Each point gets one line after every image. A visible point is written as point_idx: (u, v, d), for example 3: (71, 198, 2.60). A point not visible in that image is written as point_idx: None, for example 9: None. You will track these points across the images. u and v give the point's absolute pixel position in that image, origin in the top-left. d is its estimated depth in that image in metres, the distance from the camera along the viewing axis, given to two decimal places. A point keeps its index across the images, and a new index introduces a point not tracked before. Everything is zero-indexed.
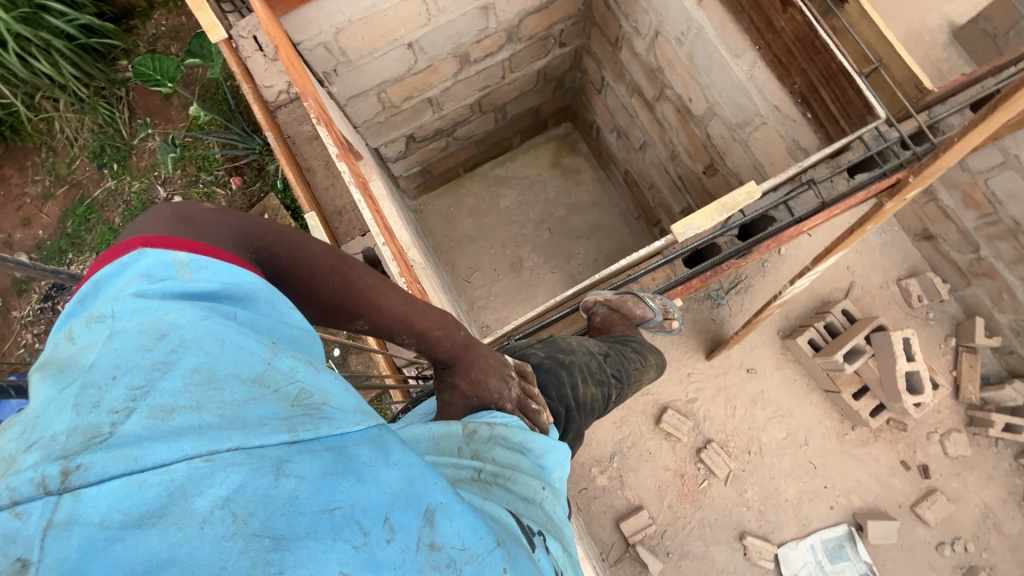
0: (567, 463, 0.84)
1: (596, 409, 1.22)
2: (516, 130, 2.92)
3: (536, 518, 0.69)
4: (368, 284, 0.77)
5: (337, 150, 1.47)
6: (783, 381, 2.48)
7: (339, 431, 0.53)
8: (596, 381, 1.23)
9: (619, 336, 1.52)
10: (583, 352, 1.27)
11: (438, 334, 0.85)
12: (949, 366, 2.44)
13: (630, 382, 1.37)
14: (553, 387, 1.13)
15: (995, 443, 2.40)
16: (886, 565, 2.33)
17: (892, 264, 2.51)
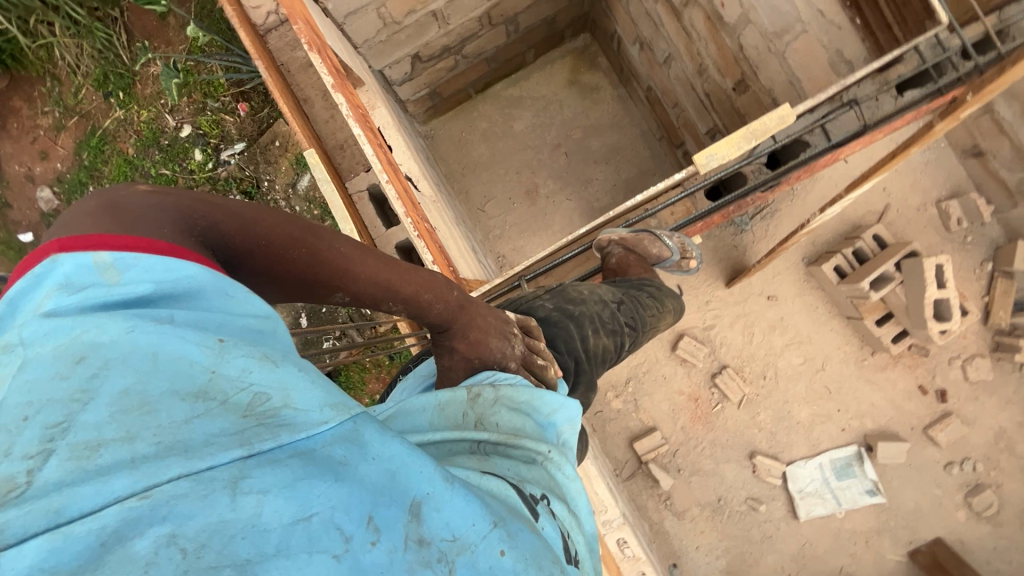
0: (577, 417, 0.85)
1: (607, 359, 1.23)
2: (531, 43, 2.70)
3: (539, 481, 0.71)
4: (340, 252, 0.75)
5: (331, 80, 1.38)
6: (805, 309, 2.44)
7: (302, 435, 0.53)
8: (607, 331, 1.22)
9: (633, 279, 1.49)
10: (595, 302, 1.24)
11: (428, 297, 0.84)
12: (981, 292, 2.35)
13: (647, 328, 1.37)
14: (562, 339, 1.12)
15: (1022, 370, 2.35)
16: (892, 483, 2.41)
17: (932, 185, 2.35)
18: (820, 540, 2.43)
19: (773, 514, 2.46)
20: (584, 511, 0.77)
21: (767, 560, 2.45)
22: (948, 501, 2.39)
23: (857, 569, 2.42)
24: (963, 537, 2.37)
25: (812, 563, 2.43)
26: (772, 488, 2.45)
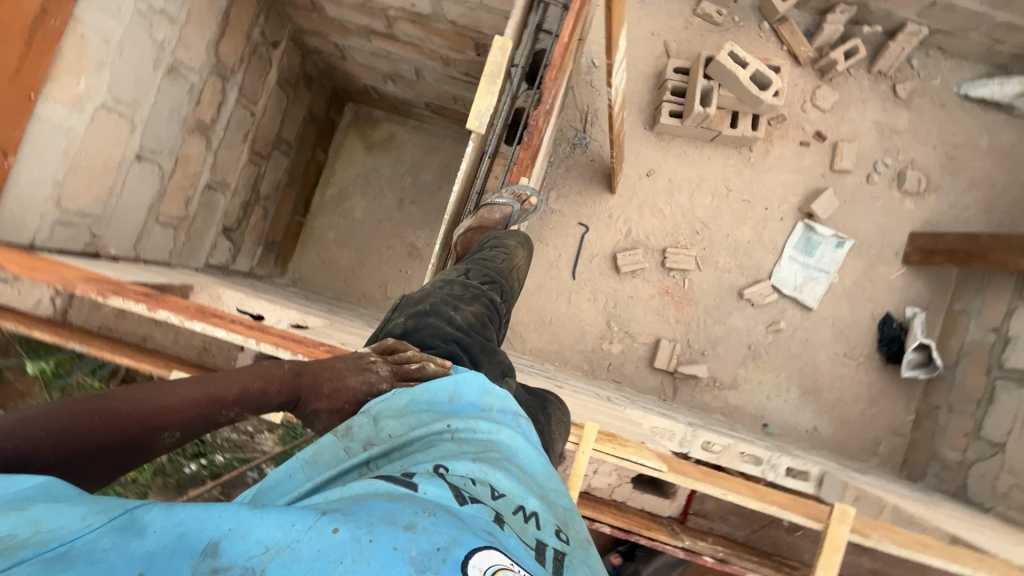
0: (492, 386, 0.84)
1: (488, 323, 1.10)
2: (311, 146, 2.71)
3: (433, 455, 0.67)
4: (145, 397, 0.71)
5: (144, 305, 1.28)
6: (678, 160, 2.67)
7: (58, 545, 0.42)
8: (467, 299, 1.10)
9: (488, 243, 1.24)
10: (439, 285, 1.13)
11: (261, 384, 0.83)
12: (778, 45, 2.66)
13: (512, 275, 1.23)
14: (434, 331, 0.99)
15: (848, 74, 2.68)
16: (845, 224, 2.68)
17: (681, 2, 2.67)
18: (842, 310, 2.67)
19: (794, 322, 2.67)
20: (510, 455, 0.73)
21: (821, 354, 2.67)
22: (892, 202, 2.68)
23: (881, 305, 2.67)
24: (918, 219, 2.68)
25: (851, 329, 2.67)
26: (775, 303, 2.67)
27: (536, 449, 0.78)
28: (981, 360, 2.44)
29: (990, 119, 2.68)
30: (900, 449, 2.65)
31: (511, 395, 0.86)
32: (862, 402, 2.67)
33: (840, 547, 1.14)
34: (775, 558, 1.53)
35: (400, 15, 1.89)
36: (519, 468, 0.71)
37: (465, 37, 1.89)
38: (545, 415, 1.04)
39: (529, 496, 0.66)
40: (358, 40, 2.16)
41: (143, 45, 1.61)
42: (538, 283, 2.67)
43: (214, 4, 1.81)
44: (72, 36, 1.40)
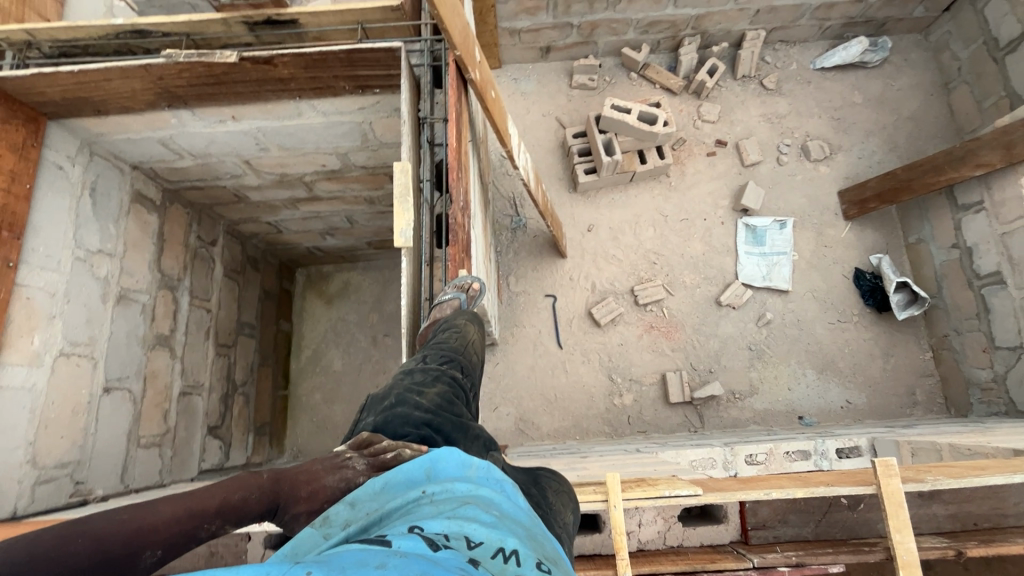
0: (467, 458, 0.79)
1: (455, 399, 1.09)
2: (274, 319, 2.76)
3: (410, 519, 0.65)
4: (121, 518, 0.70)
5: None
6: (610, 207, 2.84)
7: None
8: (429, 382, 1.09)
9: (440, 327, 1.25)
10: (398, 378, 1.11)
11: (238, 494, 0.80)
12: (651, 86, 3.00)
13: (468, 350, 1.24)
14: (406, 419, 0.98)
15: (719, 86, 3.01)
16: (779, 206, 2.84)
17: (557, 83, 3.02)
18: (815, 281, 2.74)
19: (779, 309, 2.71)
20: (491, 507, 0.70)
21: (818, 328, 2.68)
22: (808, 173, 2.88)
23: (847, 263, 2.76)
24: (838, 178, 2.87)
25: (832, 294, 2.72)
26: (753, 298, 2.72)
27: (517, 509, 0.75)
28: (960, 276, 2.52)
29: (852, 79, 3.00)
30: (936, 390, 2.61)
31: (492, 464, 0.81)
32: (878, 358, 2.65)
33: (901, 504, 1.08)
34: (851, 543, 1.44)
35: (316, 178, 2.06)
36: (499, 516, 0.68)
37: (379, 175, 2.06)
38: (540, 488, 1.02)
39: (507, 538, 0.62)
40: (288, 211, 2.32)
41: (88, 286, 1.70)
42: (530, 365, 2.66)
43: (147, 227, 1.94)
44: (19, 302, 1.47)
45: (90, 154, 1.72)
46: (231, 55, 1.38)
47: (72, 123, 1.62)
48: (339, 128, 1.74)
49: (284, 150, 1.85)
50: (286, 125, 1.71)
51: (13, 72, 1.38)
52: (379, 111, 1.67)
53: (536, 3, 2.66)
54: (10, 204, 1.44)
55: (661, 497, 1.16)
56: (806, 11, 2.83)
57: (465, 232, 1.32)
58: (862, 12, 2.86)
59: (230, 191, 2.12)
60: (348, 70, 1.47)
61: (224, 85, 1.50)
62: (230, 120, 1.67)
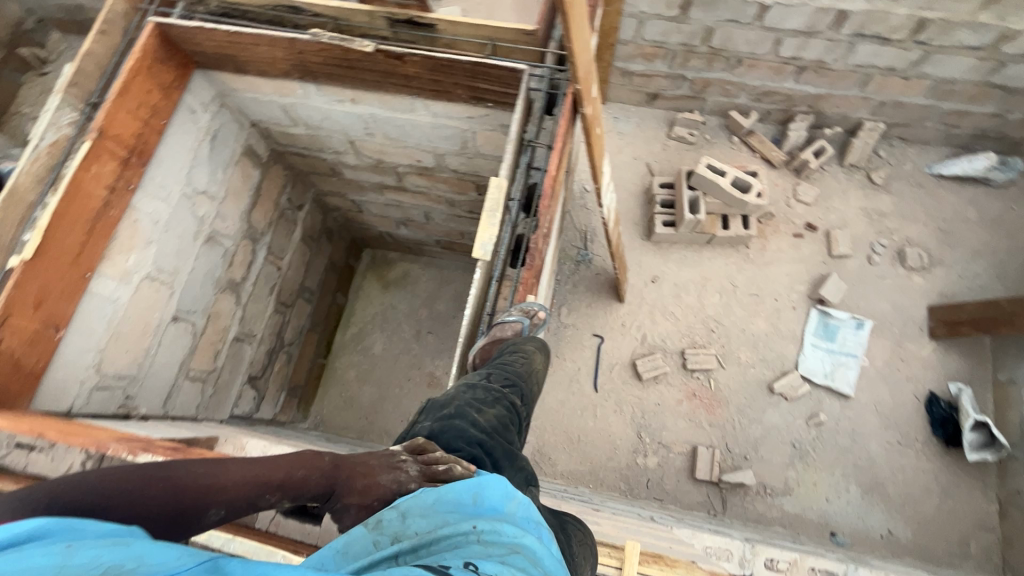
0: (513, 491, 0.84)
1: (511, 427, 1.15)
2: (332, 291, 2.87)
3: (461, 553, 0.70)
4: (201, 472, 0.80)
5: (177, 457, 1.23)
6: (680, 264, 2.78)
7: None
8: (489, 402, 1.15)
9: (507, 350, 1.30)
10: (462, 389, 1.17)
11: (300, 472, 0.88)
12: (751, 154, 2.93)
13: (530, 379, 1.29)
14: (461, 434, 1.04)
15: (823, 170, 2.90)
16: (860, 305, 2.68)
17: (656, 130, 3.02)
18: (882, 394, 2.55)
19: (835, 413, 2.53)
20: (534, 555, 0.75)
21: (873, 444, 2.49)
22: (900, 279, 2.71)
23: (922, 385, 2.55)
24: (932, 292, 2.68)
25: (898, 413, 2.52)
26: (809, 394, 2.56)
27: (555, 559, 0.79)
28: None
29: (971, 193, 2.82)
30: (996, 548, 2.34)
31: (534, 503, 0.86)
32: (934, 495, 2.42)
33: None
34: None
35: (408, 170, 2.14)
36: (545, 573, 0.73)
37: (467, 182, 2.12)
38: (565, 535, 1.00)
39: None
40: (373, 194, 2.42)
41: (187, 222, 1.83)
42: (562, 399, 2.62)
43: (248, 181, 2.08)
44: (128, 221, 1.61)
45: (221, 105, 1.87)
46: (369, 45, 1.48)
47: (214, 75, 1.77)
48: (444, 130, 1.81)
49: (387, 139, 1.94)
50: (396, 117, 1.79)
51: (180, 21, 1.53)
52: (485, 123, 1.73)
53: (655, 50, 2.67)
54: (145, 135, 1.59)
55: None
56: (935, 114, 2.69)
57: (542, 257, 1.31)
58: (998, 127, 2.68)
59: (328, 165, 2.24)
60: (469, 81, 1.53)
61: (352, 69, 1.60)
62: (348, 102, 1.77)
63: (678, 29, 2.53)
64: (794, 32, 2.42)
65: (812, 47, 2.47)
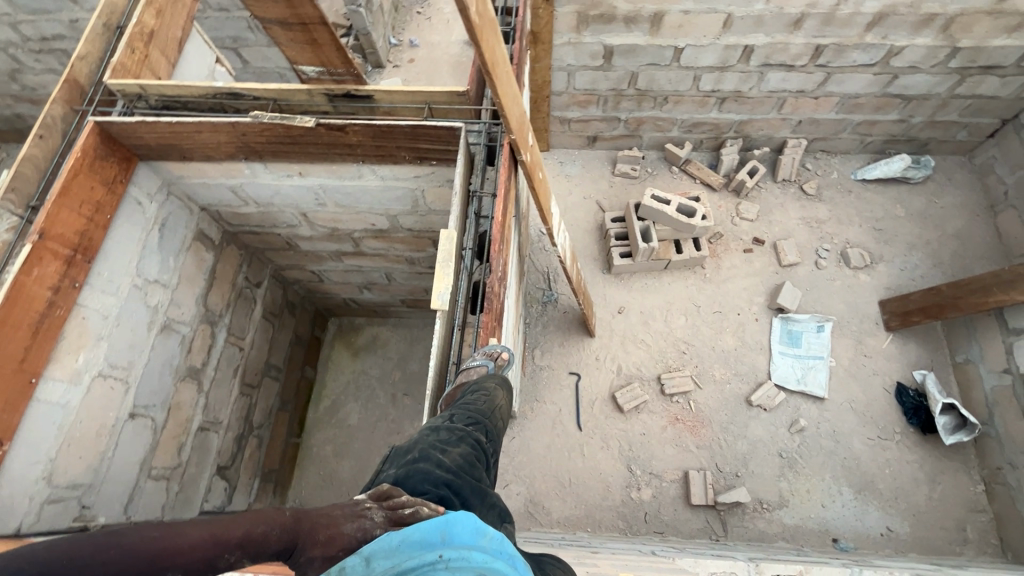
0: (484, 523, 0.81)
1: (477, 464, 1.11)
2: (300, 365, 2.79)
3: None
4: (148, 534, 0.64)
5: None
6: (642, 292, 2.85)
7: None
8: (454, 441, 1.11)
9: (468, 389, 1.25)
10: (423, 433, 1.13)
11: (262, 530, 0.73)
12: (692, 180, 3.11)
13: (494, 416, 1.26)
14: (426, 476, 0.99)
15: (760, 187, 3.09)
16: (817, 308, 2.79)
17: (600, 169, 3.17)
18: (854, 391, 2.62)
19: (814, 417, 2.57)
20: None
21: (856, 442, 2.52)
22: (848, 279, 2.85)
23: (889, 377, 2.64)
24: (879, 287, 2.82)
25: (872, 408, 2.58)
26: (786, 402, 2.60)
27: None
28: (1013, 406, 2.37)
29: (894, 193, 3.04)
30: (990, 529, 2.37)
31: (505, 537, 0.83)
32: (923, 484, 2.45)
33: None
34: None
35: (364, 235, 2.17)
36: None
37: (423, 239, 2.16)
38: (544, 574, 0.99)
39: None
40: (332, 262, 2.42)
41: (138, 313, 1.79)
42: (548, 444, 2.57)
43: (202, 264, 2.06)
44: (75, 320, 1.56)
45: (168, 193, 1.88)
46: (310, 121, 1.55)
47: (159, 165, 1.79)
48: (394, 192, 1.86)
49: (339, 207, 1.98)
50: (346, 185, 1.84)
51: (121, 118, 1.57)
52: (432, 181, 1.79)
53: (588, 97, 2.86)
54: (89, 231, 1.57)
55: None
56: (848, 126, 2.94)
57: (500, 301, 1.34)
58: (904, 131, 2.95)
59: (283, 239, 2.25)
60: (411, 143, 1.60)
61: (296, 144, 1.65)
62: (296, 175, 1.81)
63: (605, 76, 2.72)
64: (710, 68, 2.63)
65: (728, 79, 2.69)
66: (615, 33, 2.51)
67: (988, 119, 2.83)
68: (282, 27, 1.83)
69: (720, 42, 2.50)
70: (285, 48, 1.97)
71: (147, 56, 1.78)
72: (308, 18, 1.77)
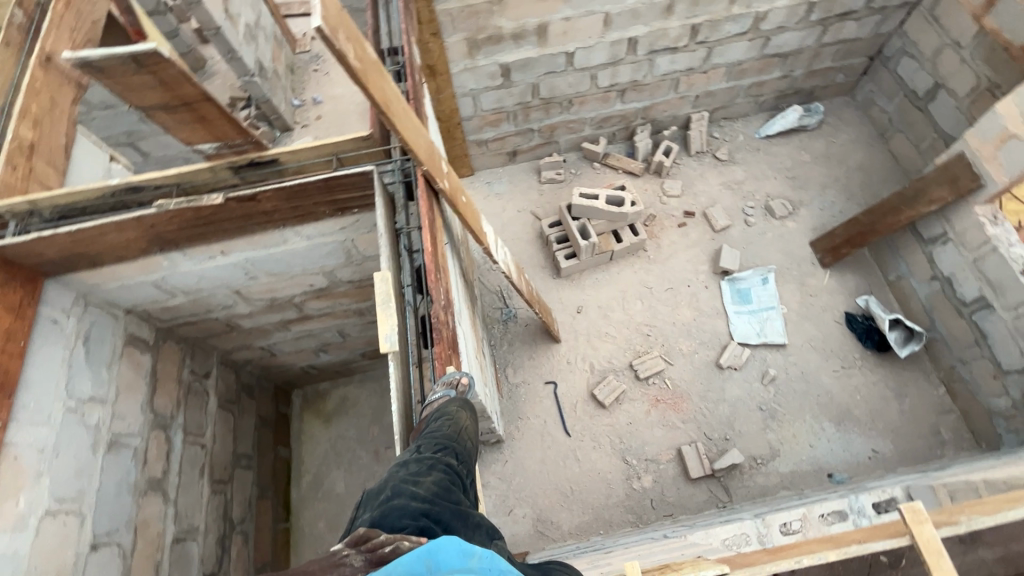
0: (468, 545, 0.80)
1: (453, 486, 1.12)
2: (271, 447, 2.67)
3: None
4: None
5: None
6: (595, 287, 2.92)
7: None
8: (424, 471, 1.10)
9: (433, 419, 1.23)
10: (393, 471, 1.12)
11: None
12: (614, 172, 3.23)
13: (463, 438, 1.24)
14: (403, 511, 0.99)
15: (677, 164, 3.24)
16: (757, 262, 2.93)
17: (527, 181, 3.25)
18: (809, 330, 2.75)
19: (781, 364, 2.68)
20: None
21: (824, 378, 2.64)
22: (777, 229, 3.01)
23: (837, 309, 2.79)
24: (807, 230, 2.99)
25: (830, 342, 2.71)
26: (753, 356, 2.70)
27: None
28: (949, 306, 2.50)
29: (797, 141, 3.26)
30: (960, 425, 2.52)
31: (494, 553, 0.82)
32: (892, 400, 2.58)
33: (939, 550, 1.10)
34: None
35: (305, 297, 2.13)
36: None
37: (366, 288, 2.14)
38: None
39: None
40: (280, 333, 2.35)
41: (78, 437, 1.67)
42: (541, 458, 2.54)
43: (140, 368, 1.95)
44: (6, 462, 1.44)
45: (86, 305, 1.78)
46: (218, 198, 1.52)
47: (69, 279, 1.70)
48: (323, 249, 1.84)
49: (273, 276, 1.93)
50: (272, 253, 1.80)
51: (14, 240, 1.47)
52: (359, 228, 1.78)
53: (497, 115, 2.93)
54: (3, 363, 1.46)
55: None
56: (741, 91, 3.15)
57: (448, 329, 1.33)
58: (790, 85, 3.19)
59: (222, 322, 2.18)
60: (327, 197, 1.60)
61: (211, 225, 1.63)
62: (219, 255, 1.77)
63: (509, 93, 2.81)
64: (603, 65, 2.77)
65: (623, 72, 2.83)
66: (507, 51, 2.60)
67: (858, 58, 3.10)
68: (165, 111, 1.82)
69: (606, 39, 2.63)
70: (177, 131, 1.95)
71: (31, 168, 1.70)
72: (189, 97, 1.77)
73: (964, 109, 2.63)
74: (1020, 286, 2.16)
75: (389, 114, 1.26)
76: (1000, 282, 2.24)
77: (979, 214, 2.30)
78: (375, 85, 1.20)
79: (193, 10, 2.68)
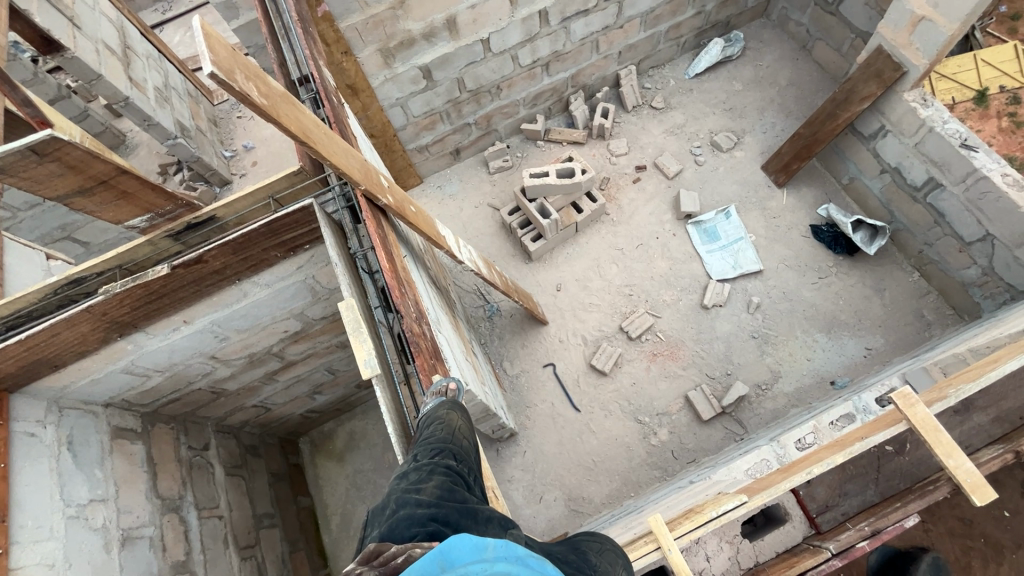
0: (481, 540, 0.79)
1: (457, 484, 1.11)
2: (292, 499, 2.64)
3: None
4: None
5: None
6: (568, 262, 2.92)
7: None
8: (424, 478, 1.10)
9: (425, 426, 1.23)
10: (394, 483, 1.12)
11: None
12: (558, 146, 3.24)
13: (459, 437, 1.23)
14: (410, 520, 1.00)
15: (618, 123, 3.25)
16: (716, 199, 2.97)
17: (476, 175, 3.23)
18: (780, 251, 2.80)
19: (762, 291, 2.73)
20: None
21: (805, 292, 2.70)
22: (727, 162, 3.05)
23: (802, 224, 2.84)
24: (755, 156, 3.04)
25: (803, 257, 2.77)
26: (734, 290, 2.75)
27: None
28: (903, 196, 2.56)
29: (726, 73, 3.30)
30: (941, 303, 2.60)
31: (508, 540, 0.81)
32: (874, 297, 2.66)
33: (935, 426, 1.16)
34: (917, 486, 1.61)
35: (284, 344, 2.10)
36: None
37: (342, 321, 2.12)
38: None
39: None
40: (268, 387, 2.32)
41: (88, 542, 1.61)
42: (558, 440, 2.55)
43: (134, 458, 1.91)
44: None
45: (60, 410, 1.73)
46: (164, 268, 1.51)
47: (36, 388, 1.65)
48: (287, 291, 1.82)
49: (244, 331, 1.91)
50: (236, 309, 1.79)
51: None
52: (316, 263, 1.78)
53: (430, 118, 2.90)
54: None
55: (710, 520, 1.21)
56: (660, 37, 3.17)
57: (425, 339, 1.33)
58: (706, 21, 3.21)
59: (207, 390, 2.15)
60: (273, 239, 1.59)
61: (165, 297, 1.60)
62: (183, 325, 1.75)
63: (435, 93, 2.77)
64: (520, 44, 2.75)
65: (542, 46, 2.81)
66: (421, 53, 2.56)
67: None
68: (83, 195, 1.76)
69: (516, 17, 2.60)
70: (103, 214, 1.89)
71: None
72: (103, 174, 1.71)
73: (874, 4, 2.68)
74: (962, 159, 2.21)
75: (312, 147, 1.23)
76: (944, 161, 2.28)
77: (910, 100, 2.35)
78: (290, 123, 1.17)
79: (95, 86, 2.58)
